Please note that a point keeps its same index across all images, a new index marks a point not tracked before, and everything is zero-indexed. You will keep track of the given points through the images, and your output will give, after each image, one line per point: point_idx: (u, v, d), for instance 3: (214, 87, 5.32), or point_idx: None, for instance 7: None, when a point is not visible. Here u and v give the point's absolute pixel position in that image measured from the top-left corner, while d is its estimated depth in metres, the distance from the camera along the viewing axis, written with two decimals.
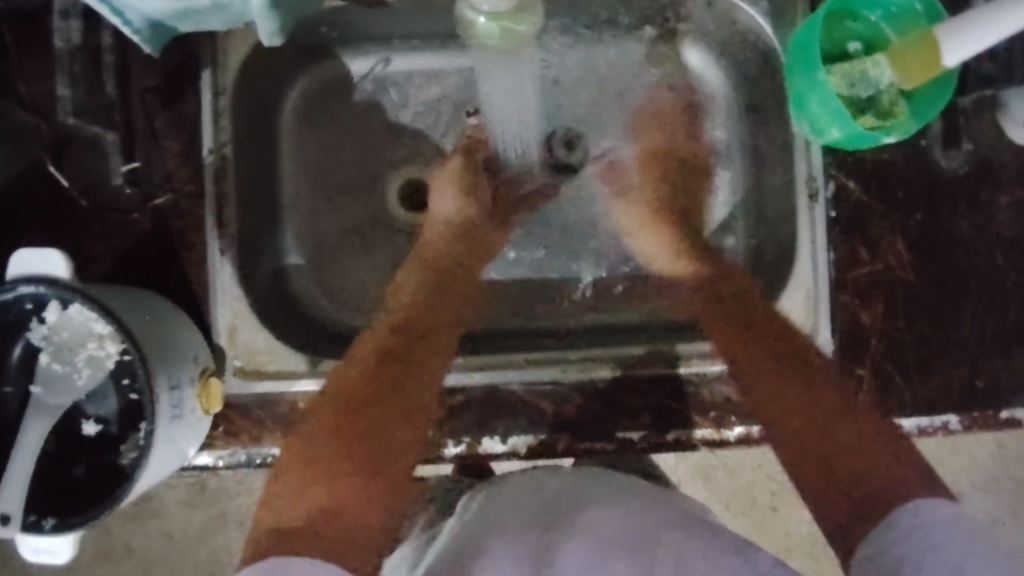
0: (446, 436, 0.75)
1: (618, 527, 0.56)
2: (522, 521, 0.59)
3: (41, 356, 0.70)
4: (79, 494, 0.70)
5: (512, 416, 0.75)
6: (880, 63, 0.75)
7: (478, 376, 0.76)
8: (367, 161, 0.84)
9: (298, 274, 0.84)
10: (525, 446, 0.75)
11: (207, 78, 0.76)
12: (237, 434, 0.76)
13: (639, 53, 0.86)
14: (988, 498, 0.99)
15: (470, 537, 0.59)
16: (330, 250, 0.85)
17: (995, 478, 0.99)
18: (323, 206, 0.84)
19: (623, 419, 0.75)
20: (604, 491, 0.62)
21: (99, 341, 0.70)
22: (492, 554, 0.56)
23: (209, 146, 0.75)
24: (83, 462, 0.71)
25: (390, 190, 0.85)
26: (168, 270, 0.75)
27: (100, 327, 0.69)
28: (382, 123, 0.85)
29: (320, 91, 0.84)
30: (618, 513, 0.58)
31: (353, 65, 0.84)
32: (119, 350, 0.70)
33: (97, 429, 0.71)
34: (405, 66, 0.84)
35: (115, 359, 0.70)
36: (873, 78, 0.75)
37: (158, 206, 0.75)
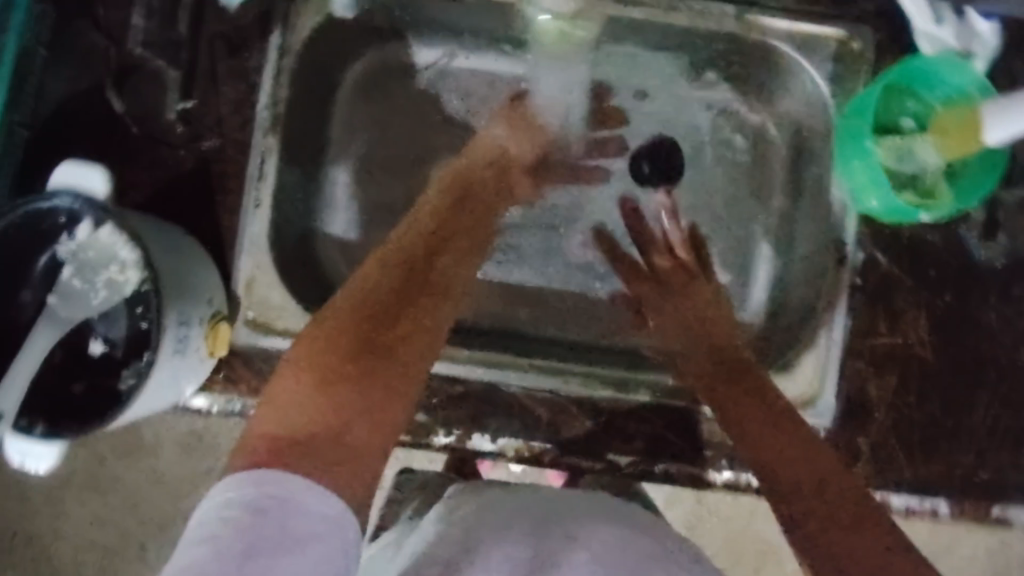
0: (438, 425, 0.74)
1: (622, 547, 0.56)
2: (525, 523, 0.58)
3: (64, 269, 0.72)
4: (73, 409, 0.71)
5: (506, 417, 0.75)
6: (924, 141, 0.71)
7: (480, 371, 0.76)
8: (412, 145, 0.88)
9: (324, 238, 0.85)
10: (512, 449, 0.75)
11: (275, 37, 0.77)
12: (237, 383, 0.77)
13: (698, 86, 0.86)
14: None
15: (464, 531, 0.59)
16: (360, 224, 0.86)
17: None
18: (361, 177, 0.87)
19: (615, 441, 0.75)
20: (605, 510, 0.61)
21: (122, 266, 0.71)
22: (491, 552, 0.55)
23: (265, 100, 0.77)
24: (83, 381, 0.72)
25: (429, 176, 0.87)
26: (203, 211, 0.77)
27: (125, 254, 0.71)
28: (434, 112, 0.88)
29: (383, 70, 0.87)
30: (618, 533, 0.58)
31: (420, 51, 0.88)
32: (139, 279, 0.71)
33: (103, 351, 0.73)
34: (468, 64, 0.88)
35: (134, 286, 0.72)
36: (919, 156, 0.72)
37: (204, 148, 0.77)
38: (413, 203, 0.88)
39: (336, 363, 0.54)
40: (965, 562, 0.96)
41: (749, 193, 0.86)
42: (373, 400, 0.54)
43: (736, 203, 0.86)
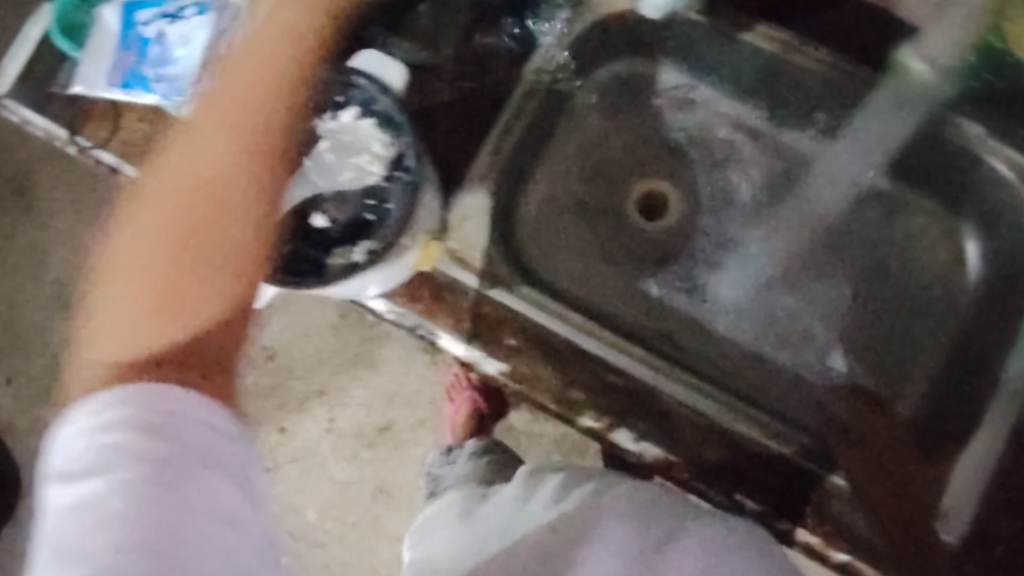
0: (588, 409, 0.78)
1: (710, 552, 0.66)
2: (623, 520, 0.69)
3: (321, 142, 0.76)
4: (289, 262, 0.75)
5: (654, 423, 0.77)
6: None
7: (626, 359, 0.79)
8: (634, 158, 0.91)
9: (526, 208, 0.88)
10: (648, 455, 0.78)
11: (560, 20, 0.86)
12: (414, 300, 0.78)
13: (910, 197, 0.88)
14: None
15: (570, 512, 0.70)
16: (563, 209, 0.89)
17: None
18: (574, 166, 0.90)
19: (743, 484, 0.77)
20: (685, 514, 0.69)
21: (372, 158, 0.77)
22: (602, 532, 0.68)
23: (534, 68, 0.83)
24: (294, 241, 0.75)
25: (638, 189, 0.90)
26: (445, 141, 0.82)
27: (379, 147, 0.77)
28: (661, 136, 0.91)
29: (624, 81, 0.91)
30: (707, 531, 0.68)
31: (665, 74, 0.92)
32: (384, 173, 0.76)
33: (323, 224, 0.75)
34: (709, 99, 0.92)
35: (376, 178, 0.76)
36: None
37: (462, 88, 0.83)
38: (615, 205, 0.90)
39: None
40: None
41: (937, 313, 0.86)
42: (174, 214, 0.52)
43: (926, 321, 0.85)
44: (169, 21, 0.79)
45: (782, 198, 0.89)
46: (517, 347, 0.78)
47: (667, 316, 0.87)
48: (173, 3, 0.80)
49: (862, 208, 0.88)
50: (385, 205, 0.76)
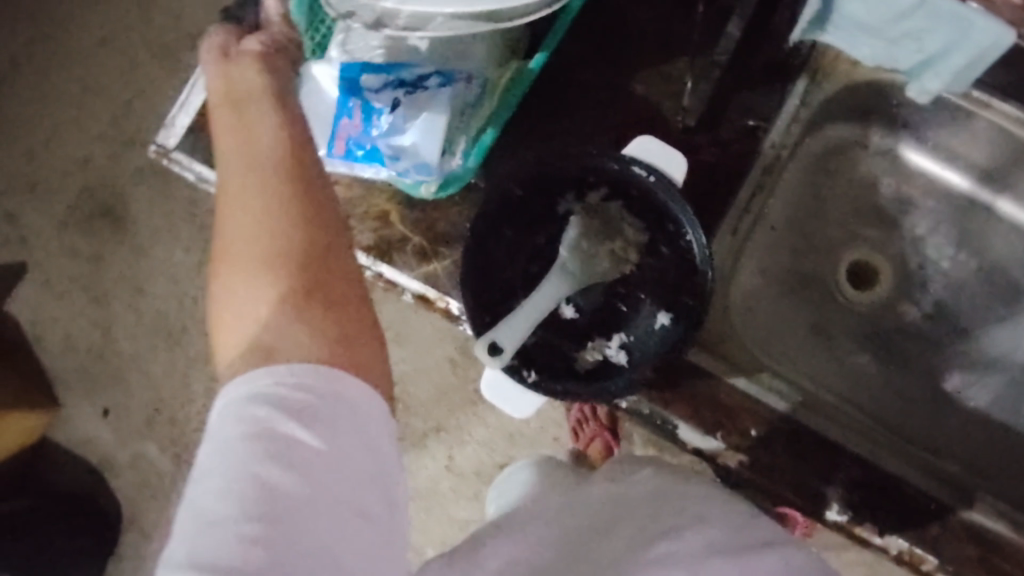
0: (836, 502, 0.75)
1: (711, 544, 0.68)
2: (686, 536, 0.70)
3: (572, 227, 0.73)
4: (547, 360, 0.71)
5: (901, 517, 0.74)
6: None
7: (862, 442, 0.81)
8: (842, 222, 0.92)
9: (744, 279, 0.87)
10: (898, 550, 0.74)
11: (802, 87, 0.81)
12: (656, 387, 0.76)
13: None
14: None
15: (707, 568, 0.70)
16: (773, 277, 0.89)
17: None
18: (785, 238, 0.90)
19: None
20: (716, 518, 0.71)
21: (627, 244, 0.73)
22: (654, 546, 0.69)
23: (774, 140, 0.81)
24: (546, 331, 0.72)
25: (845, 258, 0.91)
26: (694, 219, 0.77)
27: (636, 233, 0.73)
28: (869, 201, 0.92)
29: (841, 147, 0.90)
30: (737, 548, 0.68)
31: (882, 140, 0.90)
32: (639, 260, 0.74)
33: (573, 313, 0.74)
34: (922, 168, 0.90)
35: (631, 266, 0.74)
36: None
37: (703, 162, 0.77)
38: (822, 274, 0.91)
39: (274, 231, 0.52)
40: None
41: None
42: (257, 243, 0.52)
43: None
44: (410, 90, 0.71)
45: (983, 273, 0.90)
46: (760, 439, 0.76)
47: (876, 394, 0.87)
48: (413, 71, 0.72)
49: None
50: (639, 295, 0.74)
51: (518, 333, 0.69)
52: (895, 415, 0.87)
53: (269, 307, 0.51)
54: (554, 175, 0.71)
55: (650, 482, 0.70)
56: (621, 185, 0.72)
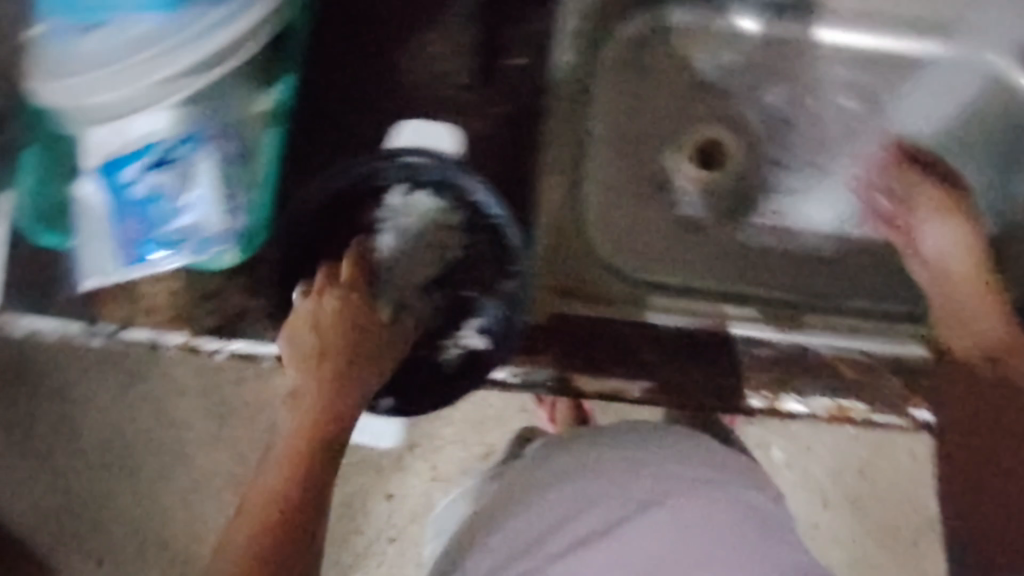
0: (748, 389, 0.70)
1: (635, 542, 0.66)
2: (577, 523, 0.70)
3: (385, 238, 0.71)
4: (404, 376, 0.70)
5: (816, 378, 0.70)
6: None
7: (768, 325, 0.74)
8: (675, 113, 0.87)
9: (593, 207, 0.84)
10: (824, 411, 0.69)
11: (563, 4, 0.79)
12: (534, 351, 0.71)
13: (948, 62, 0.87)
14: None
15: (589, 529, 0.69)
16: (622, 194, 0.84)
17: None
18: (617, 150, 0.85)
19: (927, 400, 0.69)
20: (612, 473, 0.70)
21: (444, 232, 0.70)
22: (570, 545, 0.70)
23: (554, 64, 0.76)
24: (396, 351, 0.71)
25: (690, 144, 0.87)
26: (500, 174, 0.73)
27: (449, 218, 0.70)
28: (691, 81, 0.87)
29: (637, 42, 0.87)
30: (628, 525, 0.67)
31: (677, 16, 0.88)
32: (462, 244, 0.70)
33: (419, 321, 0.71)
34: (726, 28, 0.88)
35: (456, 252, 0.71)
36: None
37: (494, 113, 0.74)
38: (675, 171, 0.86)
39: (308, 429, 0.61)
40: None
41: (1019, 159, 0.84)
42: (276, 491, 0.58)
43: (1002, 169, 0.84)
44: (163, 170, 0.66)
45: (827, 103, 0.87)
46: (655, 360, 0.71)
47: (776, 271, 0.82)
48: (161, 147, 0.66)
49: (902, 92, 0.87)
50: (474, 276, 0.71)
51: None
52: (805, 284, 0.81)
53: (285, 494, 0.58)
54: (342, 196, 0.68)
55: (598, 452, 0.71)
56: (412, 181, 0.68)
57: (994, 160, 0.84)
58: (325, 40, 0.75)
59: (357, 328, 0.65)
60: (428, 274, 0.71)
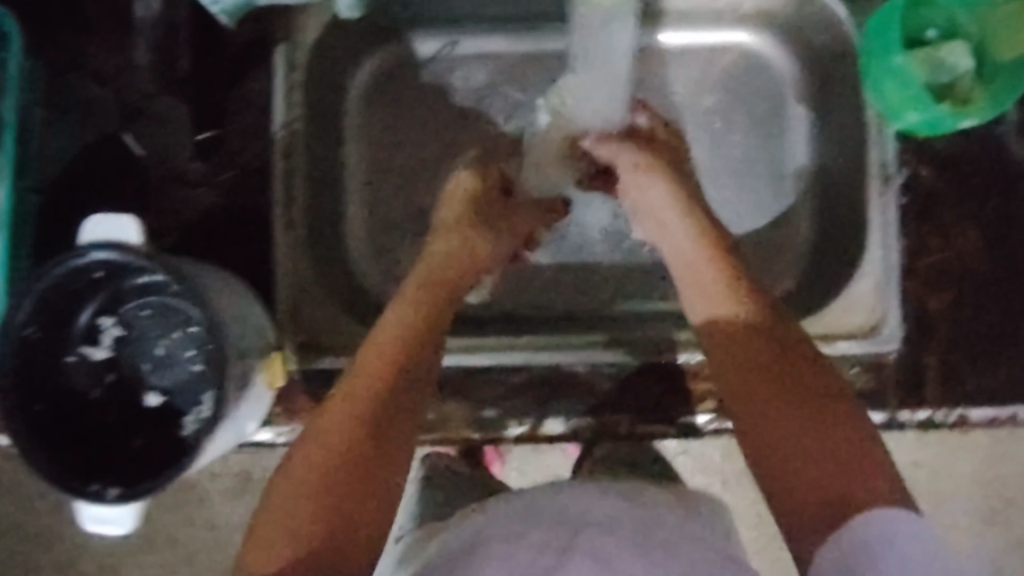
0: (507, 417, 0.74)
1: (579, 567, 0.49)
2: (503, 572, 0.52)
3: (114, 325, 0.72)
4: (141, 464, 0.70)
5: (574, 398, 0.75)
6: (956, 51, 0.72)
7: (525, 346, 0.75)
8: (435, 142, 0.83)
9: (358, 257, 0.81)
10: (583, 427, 0.75)
11: (280, 51, 0.74)
12: (299, 411, 0.76)
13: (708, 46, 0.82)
14: None
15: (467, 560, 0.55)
16: (390, 233, 0.82)
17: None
18: (377, 190, 0.82)
19: (683, 403, 0.74)
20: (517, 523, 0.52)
21: (169, 315, 0.72)
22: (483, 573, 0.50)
23: (280, 120, 0.74)
24: (142, 435, 0.72)
25: (455, 171, 0.82)
26: (235, 241, 0.75)
27: (170, 299, 0.72)
28: (446, 106, 0.83)
29: (385, 73, 0.83)
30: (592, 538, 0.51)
31: (421, 45, 0.83)
32: (187, 323, 0.72)
33: (161, 401, 0.72)
34: (474, 49, 0.84)
35: (183, 331, 0.72)
36: (949, 65, 0.72)
37: (226, 180, 0.75)
38: (442, 202, 0.82)
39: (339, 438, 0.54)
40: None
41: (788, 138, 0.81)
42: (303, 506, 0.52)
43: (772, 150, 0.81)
44: None
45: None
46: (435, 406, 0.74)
47: (551, 286, 0.81)
48: None
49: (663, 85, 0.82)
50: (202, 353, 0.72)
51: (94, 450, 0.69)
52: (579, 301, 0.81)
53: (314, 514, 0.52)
54: (60, 291, 0.68)
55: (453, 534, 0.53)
56: (125, 271, 0.69)
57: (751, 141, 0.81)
58: (58, 128, 0.74)
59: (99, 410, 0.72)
60: (162, 356, 0.72)
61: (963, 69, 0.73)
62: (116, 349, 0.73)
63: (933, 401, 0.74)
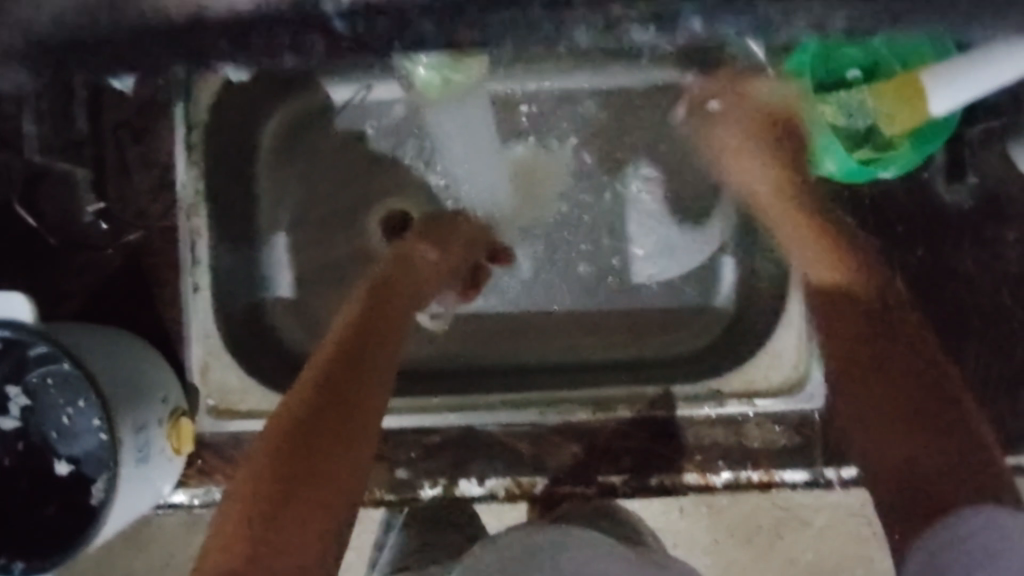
0: (421, 478, 0.73)
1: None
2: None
3: (17, 394, 0.72)
4: (51, 534, 0.70)
5: (490, 458, 0.73)
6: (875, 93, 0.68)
7: (443, 402, 0.75)
8: (353, 193, 0.82)
9: (277, 309, 0.81)
10: (502, 489, 0.73)
11: (178, 112, 0.73)
12: (212, 472, 0.75)
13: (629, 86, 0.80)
14: None
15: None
16: (311, 283, 0.82)
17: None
18: (295, 241, 0.82)
19: (604, 463, 0.73)
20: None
21: (71, 383, 0.71)
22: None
23: (181, 181, 0.73)
24: (53, 502, 0.72)
25: (373, 223, 0.82)
26: (144, 304, 0.74)
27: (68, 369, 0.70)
28: (363, 155, 0.82)
29: (298, 123, 0.80)
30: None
31: (335, 93, 0.80)
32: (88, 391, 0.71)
33: (70, 469, 0.72)
34: (387, 95, 0.80)
35: (85, 399, 0.71)
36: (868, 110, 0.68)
37: (132, 243, 0.73)
38: (361, 253, 0.82)
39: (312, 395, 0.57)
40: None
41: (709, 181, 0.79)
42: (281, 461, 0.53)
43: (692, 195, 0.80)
44: None
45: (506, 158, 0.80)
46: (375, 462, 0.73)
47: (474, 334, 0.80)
48: None
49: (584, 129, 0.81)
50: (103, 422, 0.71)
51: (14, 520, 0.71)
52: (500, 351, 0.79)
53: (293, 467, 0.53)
54: None
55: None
56: (22, 342, 0.69)
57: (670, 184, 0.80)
58: None
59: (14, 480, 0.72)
60: (66, 424, 0.72)
61: None
62: (23, 417, 0.72)
63: None
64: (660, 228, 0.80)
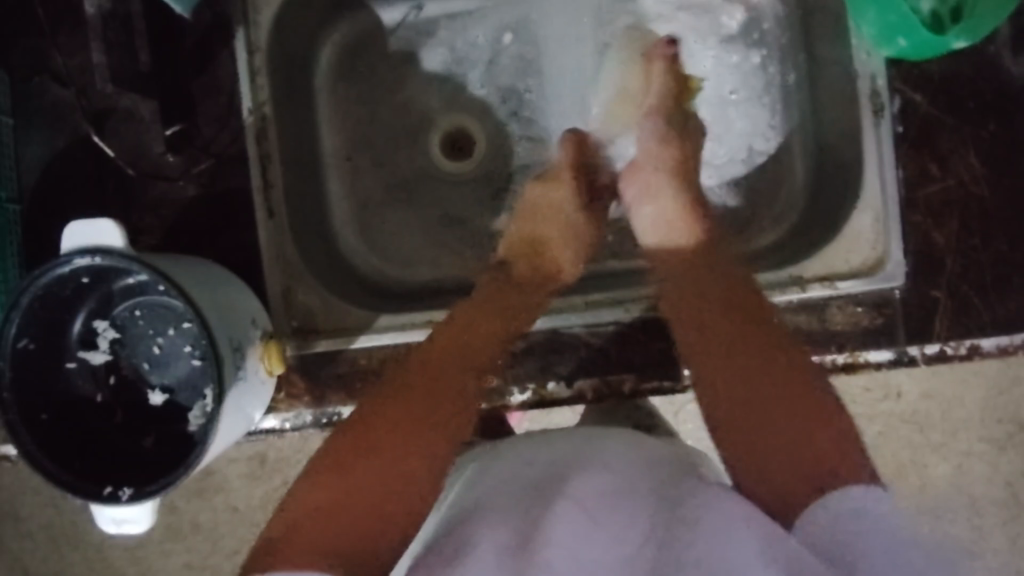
0: (511, 384, 0.74)
1: (603, 494, 0.54)
2: (518, 501, 0.55)
3: (107, 330, 0.73)
4: (150, 464, 0.70)
5: (574, 359, 0.74)
6: None
7: (539, 321, 0.74)
8: (408, 114, 0.84)
9: (345, 235, 0.82)
10: (590, 389, 0.74)
11: (240, 36, 0.72)
12: (300, 396, 0.74)
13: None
14: (1007, 412, 0.99)
15: (478, 506, 0.56)
16: (378, 206, 0.83)
17: (995, 411, 0.99)
18: (357, 166, 0.83)
19: (689, 355, 0.73)
20: (605, 458, 0.58)
21: (165, 313, 0.73)
22: (564, 500, 0.53)
23: (248, 105, 0.72)
24: (151, 434, 0.72)
25: (434, 139, 0.84)
26: (218, 231, 0.73)
27: (160, 297, 0.72)
28: (416, 72, 0.84)
29: (354, 41, 0.83)
30: (606, 480, 0.55)
31: (386, 13, 0.83)
32: (182, 318, 0.73)
33: (164, 398, 0.73)
34: (439, 11, 0.83)
35: (179, 326, 0.73)
36: None
37: (202, 172, 0.73)
38: (424, 171, 0.84)
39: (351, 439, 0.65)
40: (961, 412, 0.99)
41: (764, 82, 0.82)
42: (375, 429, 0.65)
43: (745, 87, 0.82)
44: None
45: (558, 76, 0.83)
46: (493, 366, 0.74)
47: None
48: None
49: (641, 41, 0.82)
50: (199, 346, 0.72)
51: (107, 456, 0.70)
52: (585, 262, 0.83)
53: (329, 525, 0.58)
54: (47, 300, 0.68)
55: (491, 500, 0.56)
56: (112, 273, 0.70)
57: (726, 88, 0.82)
58: (34, 134, 0.74)
59: (104, 414, 0.72)
60: (159, 353, 0.73)
61: (934, 6, 0.73)
62: (113, 353, 0.73)
63: (943, 335, 0.71)
64: (727, 124, 0.82)
